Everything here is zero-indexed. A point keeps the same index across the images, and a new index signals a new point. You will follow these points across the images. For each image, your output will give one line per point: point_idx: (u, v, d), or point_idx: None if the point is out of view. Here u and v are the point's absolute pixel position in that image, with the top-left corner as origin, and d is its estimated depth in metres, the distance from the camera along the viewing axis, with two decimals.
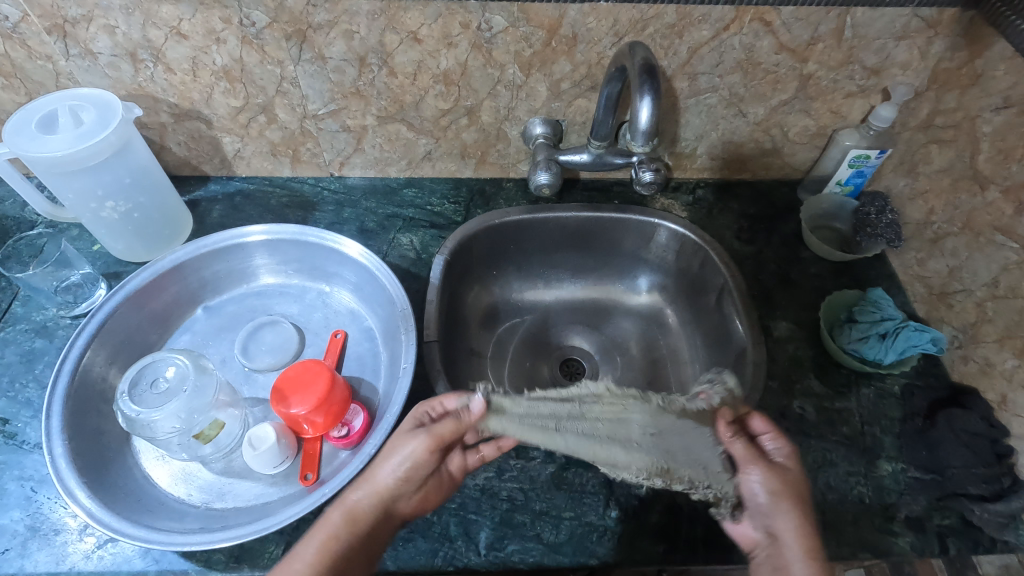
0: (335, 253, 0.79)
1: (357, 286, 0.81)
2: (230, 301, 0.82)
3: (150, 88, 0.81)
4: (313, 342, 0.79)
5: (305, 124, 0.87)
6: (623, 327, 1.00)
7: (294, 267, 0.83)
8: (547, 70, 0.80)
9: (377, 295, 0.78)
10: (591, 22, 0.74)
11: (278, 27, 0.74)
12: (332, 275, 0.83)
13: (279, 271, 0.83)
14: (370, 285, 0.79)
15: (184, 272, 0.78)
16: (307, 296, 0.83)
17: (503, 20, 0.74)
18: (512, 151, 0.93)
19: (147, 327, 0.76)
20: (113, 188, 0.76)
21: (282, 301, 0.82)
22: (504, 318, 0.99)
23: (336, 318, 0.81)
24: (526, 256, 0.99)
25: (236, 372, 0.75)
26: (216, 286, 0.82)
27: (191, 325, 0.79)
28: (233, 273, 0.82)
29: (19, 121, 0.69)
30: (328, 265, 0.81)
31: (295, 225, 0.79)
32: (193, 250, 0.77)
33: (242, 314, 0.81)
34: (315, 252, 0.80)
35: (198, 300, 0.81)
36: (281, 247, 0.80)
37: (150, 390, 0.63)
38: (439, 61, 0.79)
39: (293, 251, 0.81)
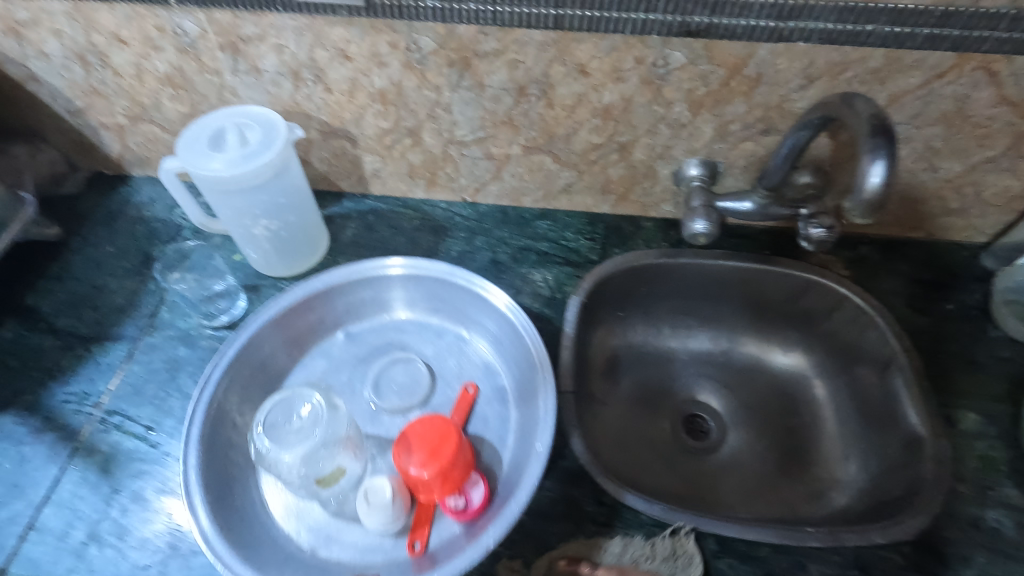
0: (483, 303, 0.75)
1: (497, 341, 0.77)
2: (368, 331, 0.81)
3: (305, 106, 0.81)
4: (442, 393, 0.76)
5: (449, 149, 0.85)
6: (760, 388, 0.92)
7: (436, 308, 0.81)
8: (718, 110, 0.74)
9: (520, 357, 0.74)
10: (781, 63, 0.67)
11: (443, 53, 0.72)
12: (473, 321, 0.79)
13: (421, 308, 0.81)
14: (511, 339, 0.75)
15: (331, 297, 0.77)
16: (443, 340, 0.80)
17: (682, 57, 0.68)
18: (658, 190, 0.87)
19: (288, 343, 0.76)
20: (268, 208, 0.76)
21: (417, 340, 0.80)
22: (626, 369, 0.93)
23: (469, 371, 0.78)
24: (658, 301, 0.92)
25: (364, 408, 0.73)
26: (358, 312, 0.80)
27: (328, 350, 0.79)
28: (377, 301, 0.80)
29: (191, 136, 0.70)
30: (472, 310, 0.78)
31: (446, 264, 0.76)
32: (344, 278, 0.76)
33: (375, 348, 0.79)
34: (463, 297, 0.77)
35: (340, 323, 0.80)
36: (428, 285, 0.78)
37: (284, 425, 0.65)
38: (601, 95, 0.74)
39: (440, 291, 0.79)
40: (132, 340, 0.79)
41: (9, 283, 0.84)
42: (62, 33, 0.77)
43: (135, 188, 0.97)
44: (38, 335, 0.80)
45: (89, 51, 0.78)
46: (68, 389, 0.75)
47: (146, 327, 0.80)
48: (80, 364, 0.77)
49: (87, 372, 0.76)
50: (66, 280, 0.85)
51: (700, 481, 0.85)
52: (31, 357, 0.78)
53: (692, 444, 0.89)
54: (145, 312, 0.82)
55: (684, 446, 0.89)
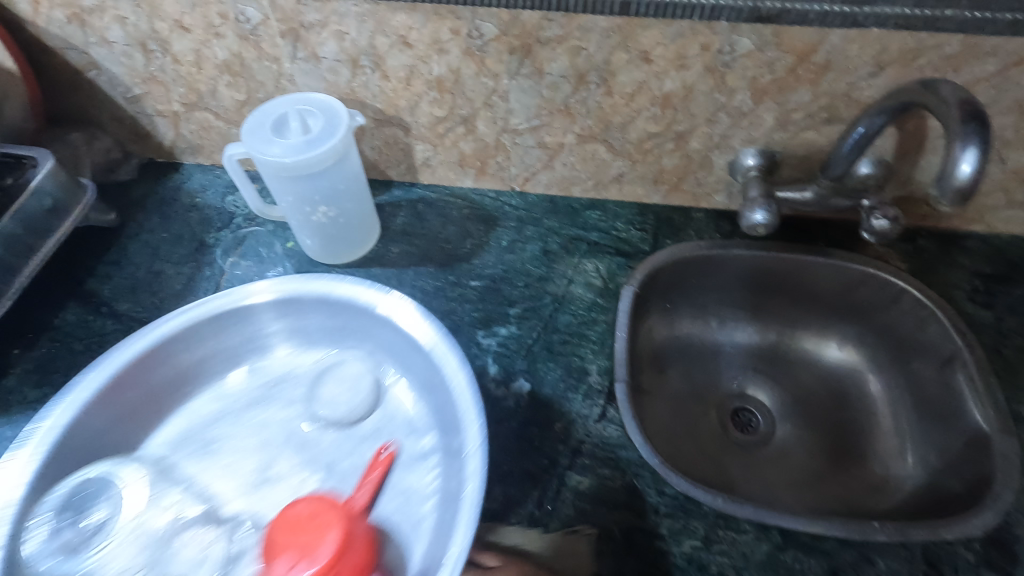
0: (408, 334, 0.71)
1: (421, 384, 0.73)
2: (274, 371, 0.77)
3: (361, 94, 0.81)
4: (352, 450, 0.71)
5: (502, 137, 0.85)
6: (807, 383, 0.91)
7: (355, 341, 0.77)
8: (781, 98, 0.73)
9: (441, 403, 0.68)
10: (852, 50, 0.66)
11: (505, 40, 0.71)
12: (399, 364, 0.75)
13: (333, 345, 0.78)
14: (433, 382, 0.70)
15: (242, 320, 0.74)
16: (362, 383, 0.75)
17: (750, 43, 0.67)
18: (712, 180, 0.86)
19: (173, 384, 0.73)
20: (327, 194, 0.77)
21: (332, 385, 0.75)
22: (672, 362, 0.92)
23: (390, 425, 0.72)
24: (704, 294, 0.92)
25: (260, 467, 0.69)
26: (263, 347, 0.77)
27: (223, 392, 0.75)
28: (285, 331, 0.77)
29: (254, 123, 0.71)
30: (394, 345, 0.74)
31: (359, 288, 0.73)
32: (248, 302, 0.73)
33: (279, 392, 0.75)
34: (382, 326, 0.73)
35: (243, 358, 0.77)
36: (342, 312, 0.75)
37: (78, 534, 0.60)
38: (663, 83, 0.73)
39: (357, 320, 0.75)
40: None
41: (70, 268, 0.86)
42: (125, 21, 0.78)
43: (187, 176, 0.98)
44: (100, 319, 0.81)
45: (150, 38, 0.79)
46: None
47: None
48: None
49: None
50: (124, 266, 0.87)
51: (749, 476, 0.84)
52: (93, 340, 0.79)
53: (740, 439, 0.88)
54: (202, 297, 0.83)
55: (732, 442, 0.88)
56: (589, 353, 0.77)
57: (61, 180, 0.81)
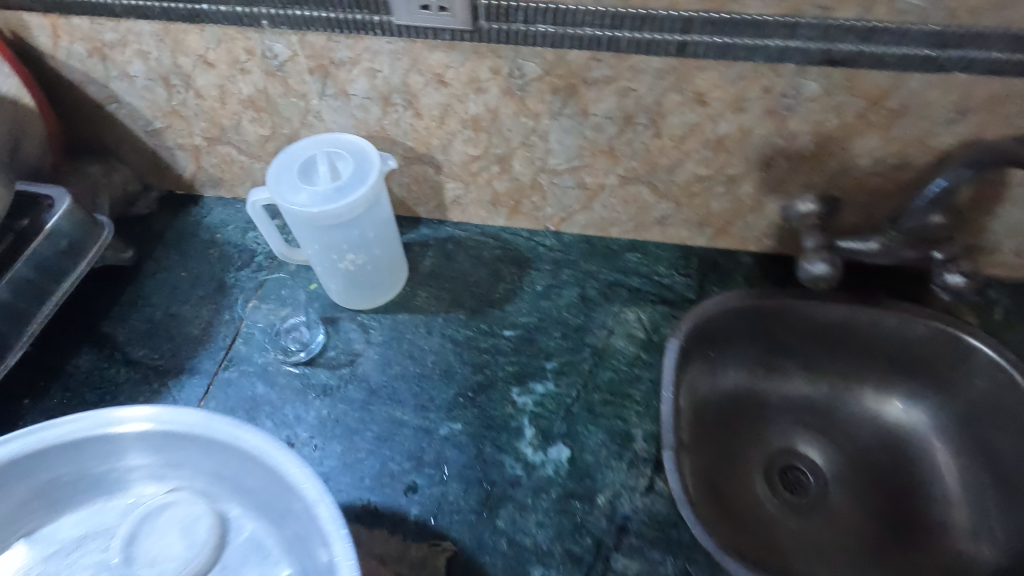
0: (245, 457, 0.61)
1: (270, 515, 0.64)
2: (73, 531, 0.65)
3: (391, 131, 0.77)
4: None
5: (539, 177, 0.80)
6: (863, 441, 0.84)
7: (186, 473, 0.67)
8: (848, 143, 0.67)
9: (296, 532, 0.60)
10: (932, 95, 0.60)
11: (549, 80, 0.66)
12: (234, 488, 0.66)
13: (156, 476, 0.67)
14: (276, 505, 0.62)
15: (36, 467, 0.62)
16: (199, 524, 0.64)
17: (818, 87, 0.62)
18: (763, 224, 0.80)
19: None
20: (356, 242, 0.72)
21: (157, 536, 0.64)
22: (716, 414, 0.86)
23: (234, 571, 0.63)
24: (753, 342, 0.86)
25: None
26: (64, 499, 0.65)
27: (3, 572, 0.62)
28: (85, 478, 0.66)
29: (280, 169, 0.67)
30: (224, 469, 0.64)
31: (171, 413, 0.63)
32: (52, 442, 0.62)
33: (82, 556, 0.63)
34: (210, 450, 0.63)
35: (25, 525, 0.64)
36: (161, 441, 0.64)
37: None
38: (717, 126, 0.68)
39: (182, 449, 0.64)
40: (209, 375, 0.76)
41: (86, 309, 0.82)
42: (148, 55, 0.74)
43: (207, 209, 0.94)
44: (114, 366, 0.77)
45: (173, 72, 0.76)
46: None
47: (222, 361, 0.77)
48: (156, 399, 0.74)
49: None
50: (141, 307, 0.83)
51: (802, 545, 0.78)
52: (107, 391, 0.75)
53: (790, 503, 0.82)
54: (222, 344, 0.79)
55: (781, 505, 0.82)
56: (633, 416, 0.71)
57: (77, 219, 0.77)
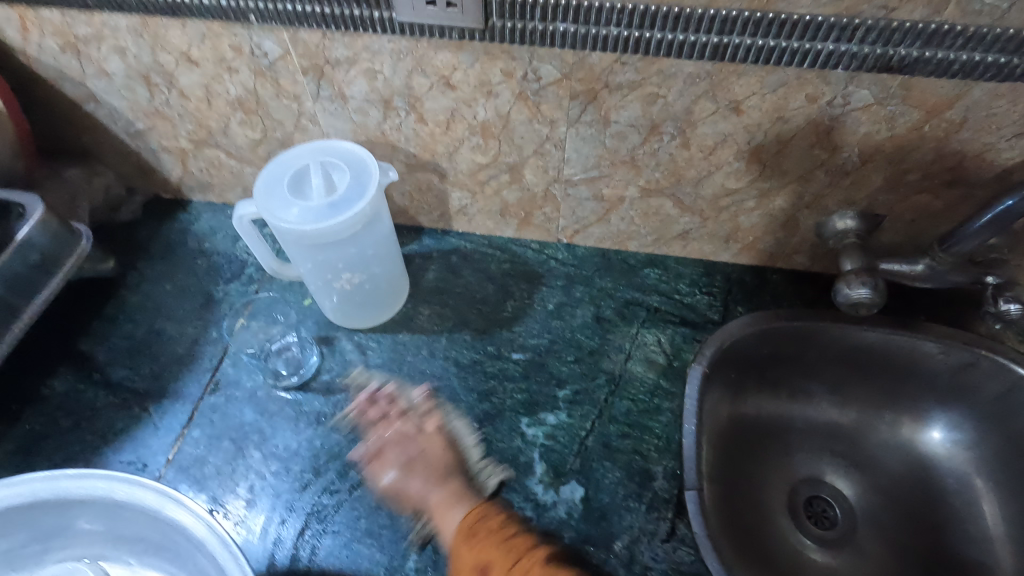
0: (113, 504, 0.57)
1: (171, 560, 0.60)
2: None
3: (393, 137, 0.71)
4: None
5: (552, 187, 0.73)
6: (897, 471, 0.79)
7: (57, 542, 0.61)
8: (897, 157, 0.60)
9: (200, 568, 0.57)
10: (999, 107, 0.53)
11: (567, 84, 0.60)
12: (126, 544, 0.61)
13: (25, 561, 0.61)
14: (175, 550, 0.58)
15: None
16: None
17: (870, 95, 0.55)
18: (794, 241, 0.74)
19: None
20: (352, 260, 0.66)
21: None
22: (739, 442, 0.80)
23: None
24: (780, 365, 0.79)
25: None
26: None
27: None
28: None
29: (270, 180, 0.61)
30: (110, 527, 0.60)
31: (21, 488, 0.56)
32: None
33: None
34: (72, 510, 0.58)
35: None
36: (21, 520, 0.57)
37: None
38: (753, 136, 0.61)
39: (39, 519, 0.58)
40: (193, 400, 0.70)
41: (63, 325, 0.77)
42: (126, 52, 0.68)
43: (195, 216, 0.88)
44: (92, 388, 0.71)
45: (154, 71, 0.69)
46: (124, 456, 0.66)
47: (208, 384, 0.71)
48: (136, 426, 0.68)
49: (145, 438, 0.68)
50: (123, 323, 0.77)
51: None
52: (84, 416, 0.69)
53: (817, 537, 0.77)
54: (208, 365, 0.73)
55: (808, 540, 0.77)
56: (654, 451, 0.65)
57: (51, 229, 0.71)
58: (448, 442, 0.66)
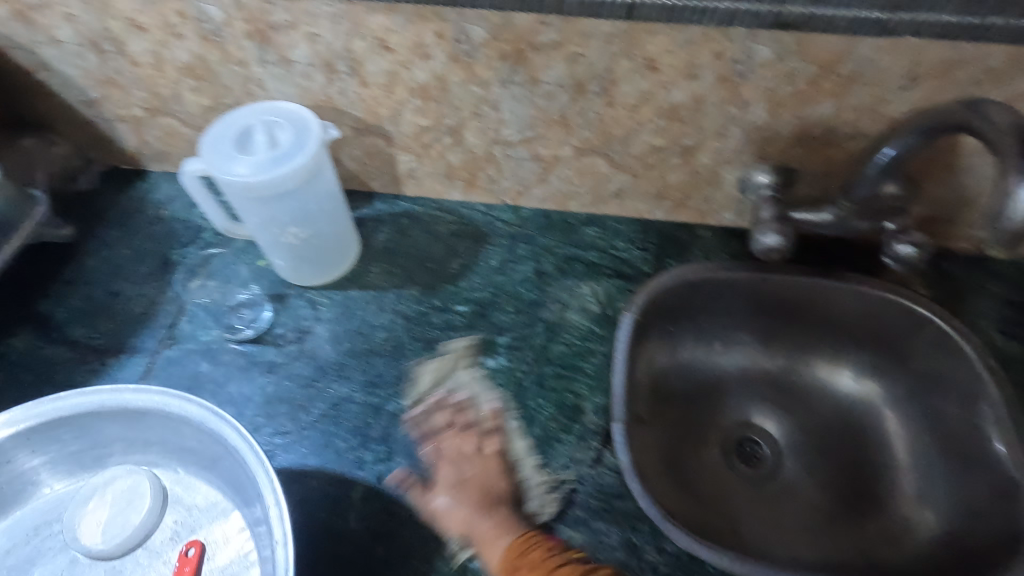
0: (165, 416, 0.62)
1: (213, 471, 0.66)
2: (33, 518, 0.67)
3: (338, 101, 0.74)
4: (150, 566, 0.64)
5: (492, 149, 0.78)
6: (819, 411, 0.85)
7: (117, 448, 0.68)
8: (801, 112, 0.66)
9: (236, 477, 0.62)
10: (883, 61, 0.59)
11: (495, 45, 0.64)
12: (178, 454, 0.67)
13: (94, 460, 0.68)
14: (218, 461, 0.63)
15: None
16: (139, 488, 0.66)
17: (769, 52, 0.60)
18: (720, 197, 0.79)
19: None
20: (298, 215, 0.71)
21: (105, 506, 0.65)
22: (674, 390, 0.86)
23: (187, 526, 0.65)
24: (711, 316, 0.85)
25: None
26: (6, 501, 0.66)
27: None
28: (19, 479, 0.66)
29: (215, 135, 0.64)
30: (164, 437, 0.65)
31: (97, 395, 0.62)
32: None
33: (44, 542, 0.65)
34: (129, 420, 0.64)
35: None
36: (92, 424, 0.64)
37: None
38: (670, 94, 0.66)
39: (101, 425, 0.65)
40: (150, 354, 0.74)
41: (21, 288, 0.79)
42: (75, 18, 0.70)
43: (153, 184, 0.91)
44: (51, 345, 0.74)
45: (104, 37, 0.72)
46: None
47: (165, 339, 0.75)
48: (95, 379, 0.72)
49: None
50: (80, 285, 0.80)
51: (757, 513, 0.79)
52: (43, 370, 0.72)
53: (746, 474, 0.83)
54: (164, 322, 0.76)
55: (738, 477, 0.82)
56: (584, 389, 0.70)
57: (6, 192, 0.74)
58: (504, 467, 0.64)
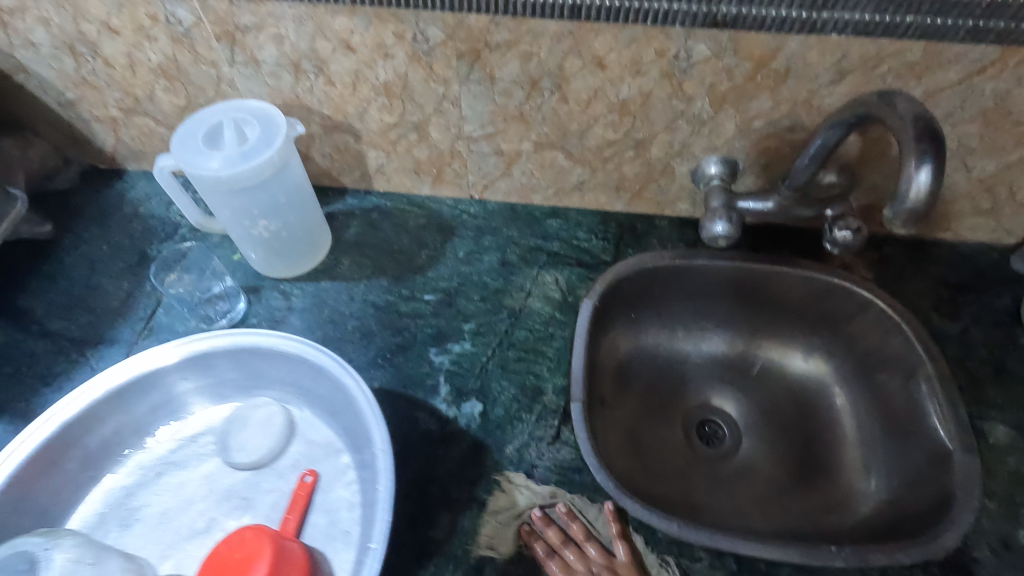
0: (302, 363, 0.71)
1: (332, 414, 0.73)
2: (186, 430, 0.76)
3: (306, 99, 0.77)
4: (273, 485, 0.71)
5: (457, 144, 0.81)
6: (775, 391, 0.89)
7: (260, 385, 0.77)
8: (741, 106, 0.70)
9: (352, 421, 0.70)
10: (811, 57, 0.63)
11: (452, 44, 0.68)
12: (307, 397, 0.75)
13: (240, 394, 0.77)
14: (339, 404, 0.71)
15: (149, 385, 0.73)
16: (275, 421, 0.74)
17: (707, 49, 0.64)
18: (675, 188, 0.83)
19: (78, 466, 0.70)
20: (267, 208, 0.74)
21: (249, 429, 0.75)
22: (637, 373, 0.89)
23: (305, 458, 0.73)
24: (671, 302, 0.89)
25: (190, 521, 0.69)
26: (167, 413, 0.76)
27: (135, 463, 0.73)
28: (180, 398, 0.75)
29: (186, 133, 0.67)
30: (299, 380, 0.74)
31: (254, 336, 0.72)
32: (157, 365, 0.71)
33: (196, 448, 0.74)
34: (274, 363, 0.73)
35: (147, 431, 0.75)
36: (246, 361, 0.74)
37: None
38: (619, 89, 0.70)
39: (252, 363, 0.74)
40: (128, 345, 0.76)
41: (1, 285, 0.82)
42: (49, 22, 0.73)
43: (131, 183, 0.94)
44: (30, 338, 0.77)
45: (78, 40, 0.75)
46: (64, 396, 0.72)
47: (142, 331, 0.77)
48: (74, 369, 0.74)
49: (82, 378, 0.73)
50: (59, 280, 0.82)
51: (714, 486, 0.82)
52: (24, 362, 0.75)
53: (705, 452, 0.86)
54: (141, 314, 0.79)
55: (698, 456, 0.86)
56: (545, 371, 0.74)
57: None
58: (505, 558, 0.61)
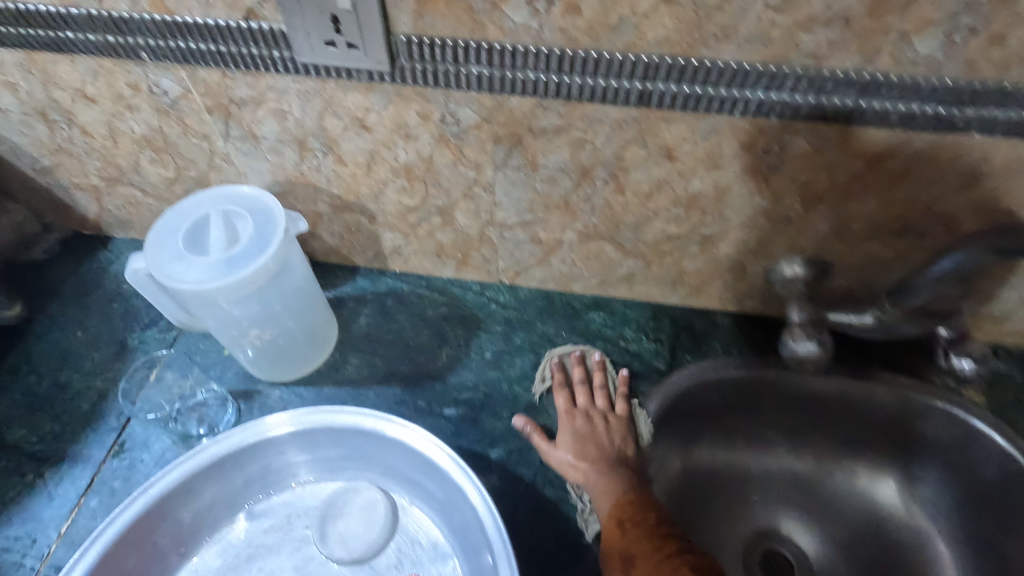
0: (415, 452, 0.61)
1: (443, 509, 0.63)
2: (282, 506, 0.65)
3: (313, 177, 0.65)
4: None
5: (487, 230, 0.69)
6: (857, 522, 0.74)
7: (363, 464, 0.66)
8: (841, 206, 0.57)
9: (468, 522, 0.59)
10: (941, 157, 0.50)
11: (488, 127, 0.56)
12: (413, 484, 0.65)
13: (337, 471, 0.67)
14: (452, 502, 0.61)
15: (247, 458, 0.63)
16: (376, 511, 0.64)
17: (806, 144, 0.51)
18: (744, 285, 0.70)
19: (167, 541, 0.61)
20: (259, 317, 0.62)
21: (352, 515, 0.64)
22: (693, 497, 0.75)
23: (409, 557, 0.62)
24: (734, 415, 0.75)
25: None
26: (263, 485, 0.66)
27: (225, 542, 0.63)
28: (275, 470, 0.65)
29: (166, 235, 0.56)
30: (408, 467, 0.64)
31: (366, 415, 0.62)
32: (262, 437, 0.62)
33: (292, 530, 0.64)
34: (384, 446, 0.63)
35: (241, 504, 0.65)
36: (350, 440, 0.64)
37: None
38: (689, 183, 0.57)
39: (360, 442, 0.64)
40: (92, 464, 0.65)
41: None
42: (17, 87, 0.62)
43: (115, 254, 0.83)
44: None
45: (51, 107, 0.64)
46: (10, 532, 0.60)
47: (111, 446, 0.66)
48: (29, 495, 0.63)
49: (36, 509, 0.62)
50: (24, 375, 0.71)
51: None
52: None
53: None
54: (111, 424, 0.67)
55: None
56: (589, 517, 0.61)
57: None
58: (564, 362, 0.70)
